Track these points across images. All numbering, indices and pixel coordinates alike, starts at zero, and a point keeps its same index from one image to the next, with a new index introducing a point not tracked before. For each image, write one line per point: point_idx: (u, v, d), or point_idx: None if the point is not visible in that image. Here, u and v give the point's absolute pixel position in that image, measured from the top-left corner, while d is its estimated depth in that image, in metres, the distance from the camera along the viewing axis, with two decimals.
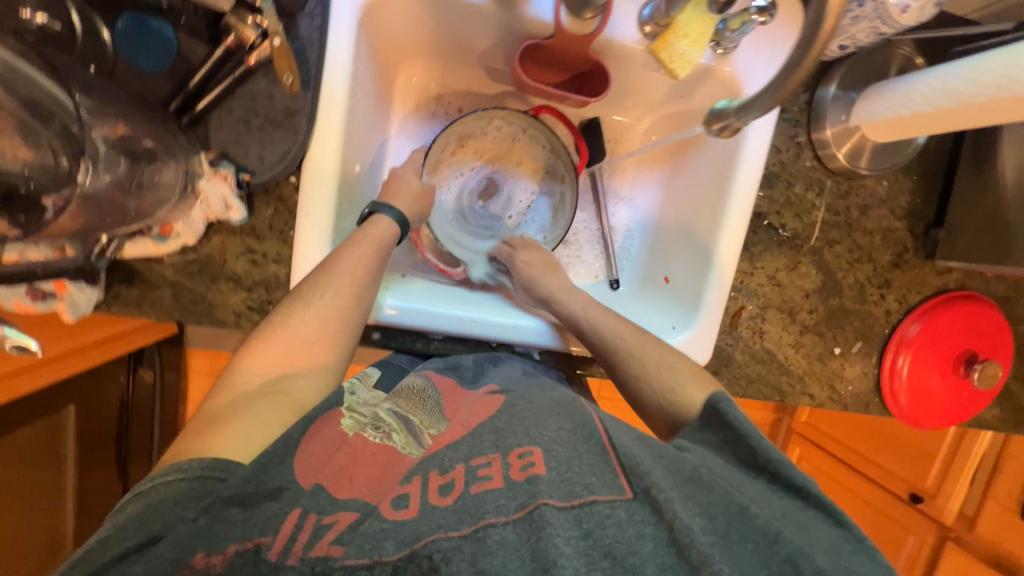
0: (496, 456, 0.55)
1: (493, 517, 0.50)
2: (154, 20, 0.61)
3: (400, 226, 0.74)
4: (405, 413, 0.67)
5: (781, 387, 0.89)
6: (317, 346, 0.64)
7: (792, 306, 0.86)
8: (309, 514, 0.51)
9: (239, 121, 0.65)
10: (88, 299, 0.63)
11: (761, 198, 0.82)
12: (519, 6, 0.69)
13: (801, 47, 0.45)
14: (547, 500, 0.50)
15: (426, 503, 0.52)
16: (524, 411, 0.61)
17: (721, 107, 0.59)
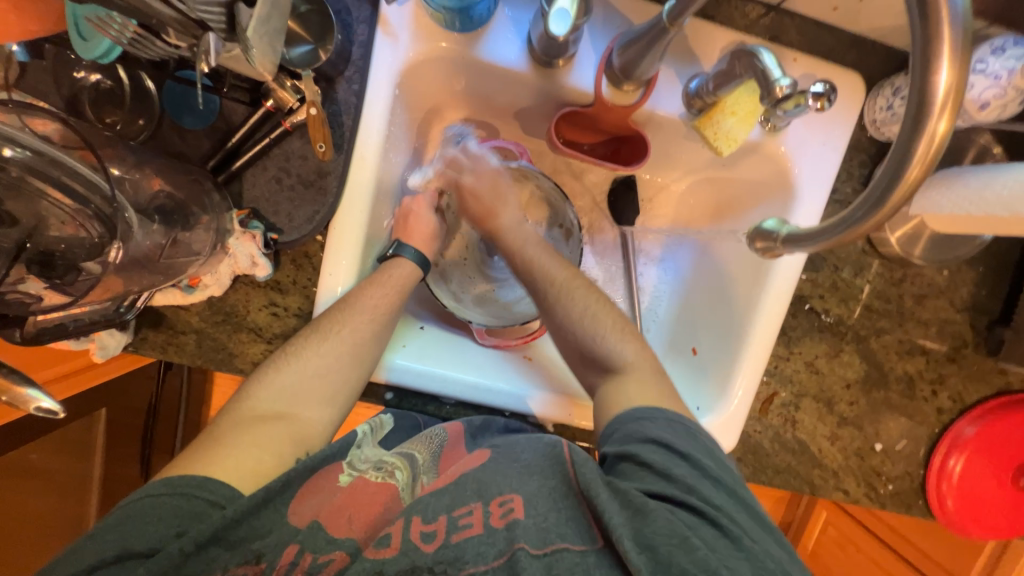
0: (477, 505, 0.54)
1: (472, 569, 0.49)
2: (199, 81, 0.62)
3: (422, 268, 0.74)
4: (409, 449, 0.65)
5: (813, 479, 0.82)
6: (328, 377, 0.64)
7: (830, 396, 0.80)
8: (304, 552, 0.49)
9: (272, 179, 0.65)
10: (117, 343, 0.65)
11: (804, 281, 0.77)
12: (560, 75, 0.67)
13: (869, 203, 0.40)
14: (523, 546, 0.50)
15: (408, 542, 0.51)
16: (509, 470, 0.58)
17: (769, 227, 0.56)
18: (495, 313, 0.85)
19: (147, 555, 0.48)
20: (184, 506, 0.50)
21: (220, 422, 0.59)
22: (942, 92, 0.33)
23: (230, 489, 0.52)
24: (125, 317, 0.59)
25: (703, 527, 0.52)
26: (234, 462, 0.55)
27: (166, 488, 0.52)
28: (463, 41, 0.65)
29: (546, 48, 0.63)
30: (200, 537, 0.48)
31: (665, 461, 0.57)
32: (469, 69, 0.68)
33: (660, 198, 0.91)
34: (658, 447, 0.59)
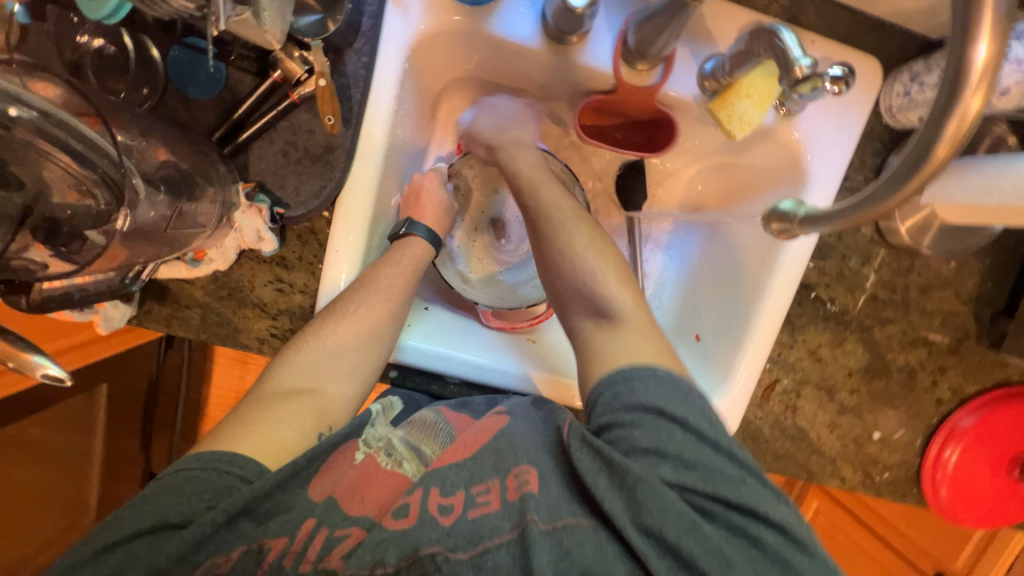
0: (495, 482, 0.54)
1: (489, 542, 0.50)
2: (205, 51, 0.60)
3: (434, 246, 0.74)
4: (416, 442, 0.63)
5: (810, 467, 0.83)
6: (346, 355, 0.64)
7: (831, 385, 0.81)
8: (320, 527, 0.51)
9: (279, 153, 0.64)
10: (120, 316, 0.65)
11: (811, 269, 0.77)
12: (573, 52, 0.65)
13: (893, 181, 0.40)
14: (535, 520, 0.50)
15: (424, 512, 0.52)
16: (525, 430, 0.59)
17: (786, 208, 0.56)
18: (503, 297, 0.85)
19: (180, 525, 0.49)
20: (213, 480, 0.51)
21: (244, 402, 0.59)
22: (979, 64, 0.34)
23: (258, 465, 0.53)
24: (128, 288, 0.59)
25: (711, 503, 0.52)
26: (260, 438, 0.55)
27: (195, 464, 0.52)
28: (476, 14, 0.63)
29: (560, 23, 0.61)
30: (231, 509, 0.49)
31: (664, 436, 0.55)
32: (480, 44, 0.67)
33: (668, 184, 0.91)
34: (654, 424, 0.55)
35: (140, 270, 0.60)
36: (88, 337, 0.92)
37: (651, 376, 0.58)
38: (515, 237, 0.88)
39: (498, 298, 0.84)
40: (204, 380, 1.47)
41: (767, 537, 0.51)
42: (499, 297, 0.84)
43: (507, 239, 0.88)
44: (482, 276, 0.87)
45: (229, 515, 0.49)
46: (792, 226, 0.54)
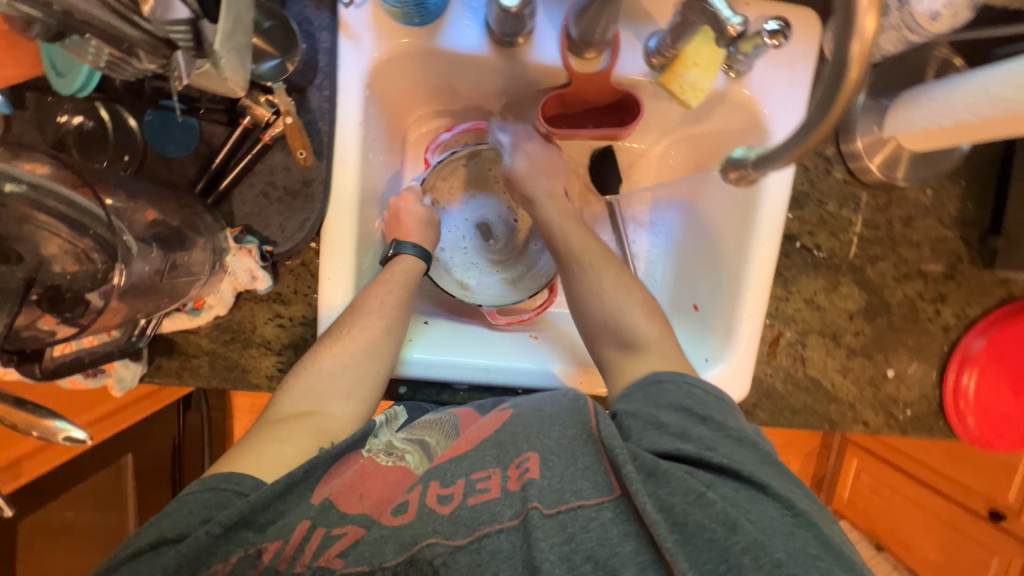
0: (496, 470, 0.56)
1: (488, 527, 0.51)
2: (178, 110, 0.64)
3: (425, 262, 0.76)
4: (419, 436, 0.68)
5: (830, 415, 0.83)
6: (344, 374, 0.66)
7: (835, 330, 0.81)
8: (317, 526, 0.53)
9: (260, 194, 0.67)
10: (133, 374, 0.67)
11: (791, 219, 0.78)
12: (522, 53, 0.68)
13: (824, 101, 0.41)
14: (537, 505, 0.51)
15: (424, 506, 0.54)
16: (529, 419, 0.61)
17: (738, 156, 0.57)
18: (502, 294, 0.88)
19: (177, 540, 0.51)
20: (210, 496, 0.53)
21: (253, 428, 0.62)
22: None
23: (254, 480, 0.55)
24: (138, 344, 0.63)
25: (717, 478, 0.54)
26: (258, 456, 0.58)
27: (196, 485, 0.55)
28: (424, 33, 0.66)
29: (501, 28, 0.64)
30: (227, 521, 0.51)
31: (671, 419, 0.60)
32: (434, 61, 0.70)
33: (641, 164, 0.94)
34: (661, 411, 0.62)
35: (144, 324, 0.63)
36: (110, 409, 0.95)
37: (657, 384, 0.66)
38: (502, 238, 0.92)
39: (499, 298, 0.87)
40: (226, 436, 1.48)
41: (775, 516, 0.51)
42: (499, 296, 0.87)
43: (495, 241, 0.91)
44: (478, 281, 0.90)
45: (226, 525, 0.51)
46: (746, 170, 0.55)
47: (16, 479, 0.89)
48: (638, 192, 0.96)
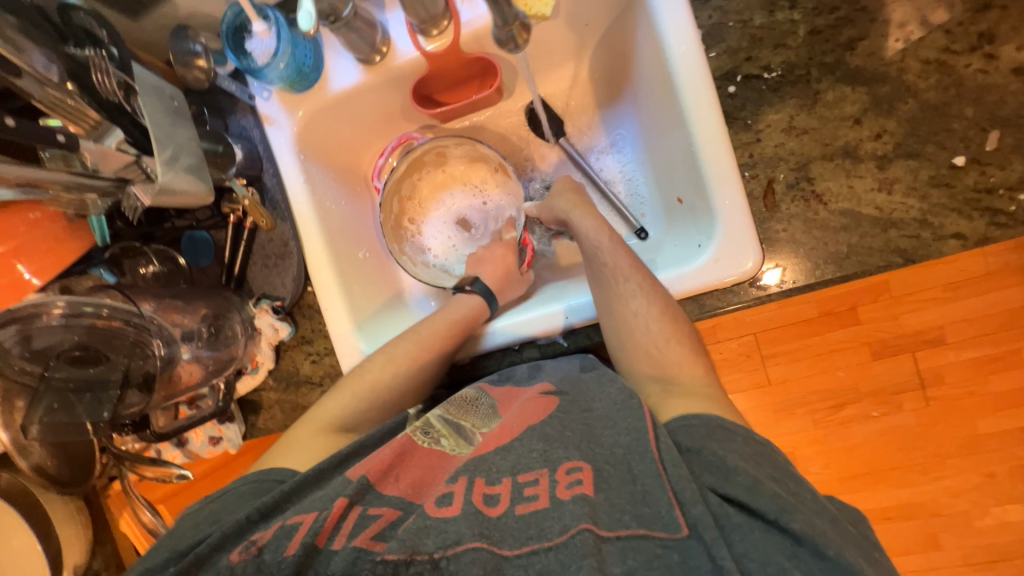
0: (544, 472, 0.55)
1: (536, 542, 0.49)
2: (197, 231, 0.84)
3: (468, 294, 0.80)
4: (455, 419, 0.67)
5: (899, 247, 0.65)
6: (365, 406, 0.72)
7: (848, 146, 0.65)
8: (355, 505, 0.54)
9: (262, 266, 0.85)
10: (235, 433, 0.87)
11: (717, 57, 0.68)
12: (389, 59, 0.77)
13: None
14: (590, 526, 0.48)
15: (469, 504, 0.53)
16: (578, 421, 0.60)
17: None
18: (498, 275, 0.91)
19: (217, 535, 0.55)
20: (255, 491, 0.60)
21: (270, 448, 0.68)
22: None
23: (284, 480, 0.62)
24: (224, 404, 0.81)
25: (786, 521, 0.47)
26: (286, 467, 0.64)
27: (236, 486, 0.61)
28: (317, 90, 0.79)
29: (361, 50, 0.75)
30: (263, 508, 0.55)
31: (743, 469, 0.52)
32: (339, 107, 0.82)
33: (578, 96, 0.93)
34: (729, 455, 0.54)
35: (221, 386, 0.83)
36: None
37: (720, 428, 0.57)
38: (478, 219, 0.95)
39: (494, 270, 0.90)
40: None
41: None
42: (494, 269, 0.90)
43: (474, 225, 0.95)
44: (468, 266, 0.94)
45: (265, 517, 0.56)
46: None
47: None
48: (588, 122, 0.95)
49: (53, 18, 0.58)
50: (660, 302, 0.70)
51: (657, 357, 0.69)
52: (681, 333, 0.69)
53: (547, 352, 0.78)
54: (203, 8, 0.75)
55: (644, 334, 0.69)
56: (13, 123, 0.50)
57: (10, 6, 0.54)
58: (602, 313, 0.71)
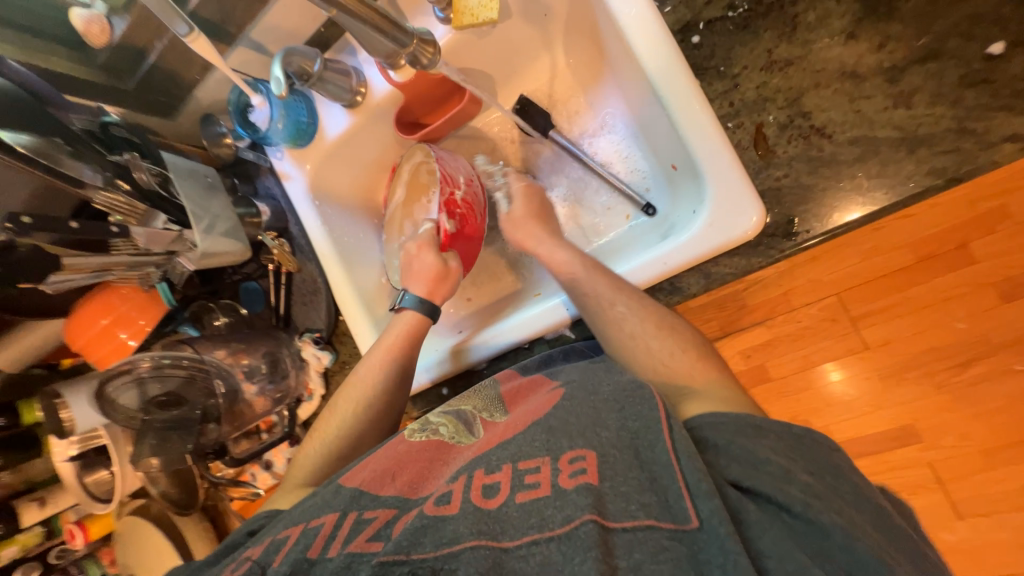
0: (546, 460, 0.48)
1: (536, 534, 0.43)
2: (247, 282, 0.96)
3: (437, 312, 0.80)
4: (455, 408, 0.66)
5: (936, 167, 0.55)
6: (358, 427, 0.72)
7: (846, 66, 0.57)
8: (350, 512, 0.51)
9: (302, 304, 0.96)
10: None
11: (676, 11, 0.64)
12: (369, 99, 0.84)
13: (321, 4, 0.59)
14: (593, 517, 0.41)
15: (467, 502, 0.47)
16: (585, 405, 0.53)
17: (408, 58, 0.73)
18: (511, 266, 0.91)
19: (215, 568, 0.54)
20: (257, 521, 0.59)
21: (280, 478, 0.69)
22: None
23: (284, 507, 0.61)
24: (290, 430, 0.94)
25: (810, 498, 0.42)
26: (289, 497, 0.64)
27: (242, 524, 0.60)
28: (317, 141, 0.88)
29: (343, 96, 0.82)
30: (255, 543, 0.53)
31: (774, 459, 0.46)
32: (339, 152, 0.89)
33: (559, 86, 0.92)
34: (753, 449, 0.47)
35: (285, 414, 0.96)
36: None
37: (749, 425, 0.49)
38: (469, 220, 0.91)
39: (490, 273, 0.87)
40: None
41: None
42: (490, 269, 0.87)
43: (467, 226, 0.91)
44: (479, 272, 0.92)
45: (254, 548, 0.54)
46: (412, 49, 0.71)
47: None
48: (575, 109, 0.92)
49: (99, 135, 0.70)
50: (655, 317, 0.64)
51: (666, 368, 0.61)
52: (688, 342, 0.62)
53: (556, 347, 0.77)
54: (219, 96, 0.88)
55: (644, 352, 0.62)
56: (78, 225, 0.64)
57: (62, 132, 0.64)
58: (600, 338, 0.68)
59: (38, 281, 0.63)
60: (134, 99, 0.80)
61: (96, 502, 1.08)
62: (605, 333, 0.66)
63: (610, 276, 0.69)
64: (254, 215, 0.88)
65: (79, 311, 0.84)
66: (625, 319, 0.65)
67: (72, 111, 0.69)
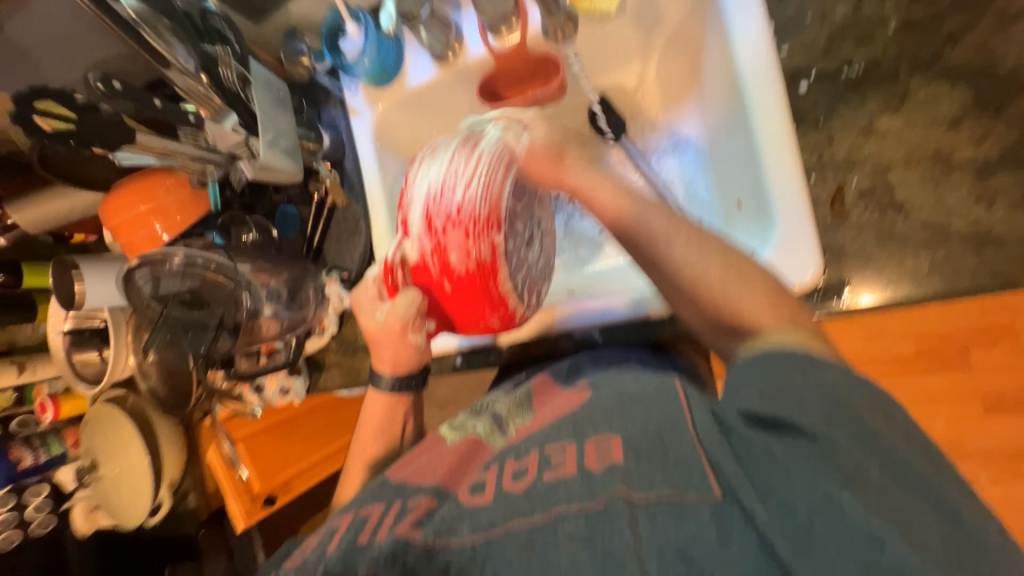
0: (571, 444, 0.51)
1: (565, 507, 0.45)
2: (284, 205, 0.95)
3: (402, 379, 0.71)
4: (495, 409, 0.69)
5: (998, 269, 0.57)
6: (371, 442, 0.72)
7: (940, 150, 0.59)
8: (394, 501, 0.54)
9: (337, 239, 0.95)
10: (300, 386, 0.97)
11: (792, 54, 0.65)
12: (461, 56, 0.83)
13: None
14: (623, 492, 0.44)
15: (500, 489, 0.50)
16: (611, 399, 0.56)
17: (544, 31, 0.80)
18: (522, 257, 0.62)
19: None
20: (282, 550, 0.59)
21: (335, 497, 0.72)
22: None
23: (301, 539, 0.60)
24: (292, 357, 0.91)
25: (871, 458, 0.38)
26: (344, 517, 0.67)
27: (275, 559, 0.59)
28: (396, 84, 0.87)
29: (437, 47, 0.83)
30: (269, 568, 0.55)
31: None
32: (413, 101, 0.88)
33: (642, 94, 0.92)
34: (787, 379, 0.42)
35: (293, 342, 0.93)
36: (328, 451, 1.32)
37: (805, 358, 0.43)
38: (450, 242, 0.58)
39: (519, 272, 0.61)
40: None
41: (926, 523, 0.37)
42: (521, 269, 0.61)
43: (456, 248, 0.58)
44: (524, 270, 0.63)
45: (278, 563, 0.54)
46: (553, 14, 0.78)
47: (291, 491, 1.27)
48: (651, 122, 0.93)
49: (196, 21, 0.69)
50: (721, 259, 0.53)
51: (732, 310, 0.51)
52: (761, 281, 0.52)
53: (582, 346, 0.78)
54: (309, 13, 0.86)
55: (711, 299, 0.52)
56: (160, 104, 0.65)
57: (166, 10, 0.64)
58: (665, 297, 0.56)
59: (109, 151, 0.64)
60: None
61: (82, 381, 1.07)
62: (658, 271, 0.55)
63: (662, 210, 0.56)
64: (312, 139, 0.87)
65: (116, 191, 0.83)
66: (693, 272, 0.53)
67: None
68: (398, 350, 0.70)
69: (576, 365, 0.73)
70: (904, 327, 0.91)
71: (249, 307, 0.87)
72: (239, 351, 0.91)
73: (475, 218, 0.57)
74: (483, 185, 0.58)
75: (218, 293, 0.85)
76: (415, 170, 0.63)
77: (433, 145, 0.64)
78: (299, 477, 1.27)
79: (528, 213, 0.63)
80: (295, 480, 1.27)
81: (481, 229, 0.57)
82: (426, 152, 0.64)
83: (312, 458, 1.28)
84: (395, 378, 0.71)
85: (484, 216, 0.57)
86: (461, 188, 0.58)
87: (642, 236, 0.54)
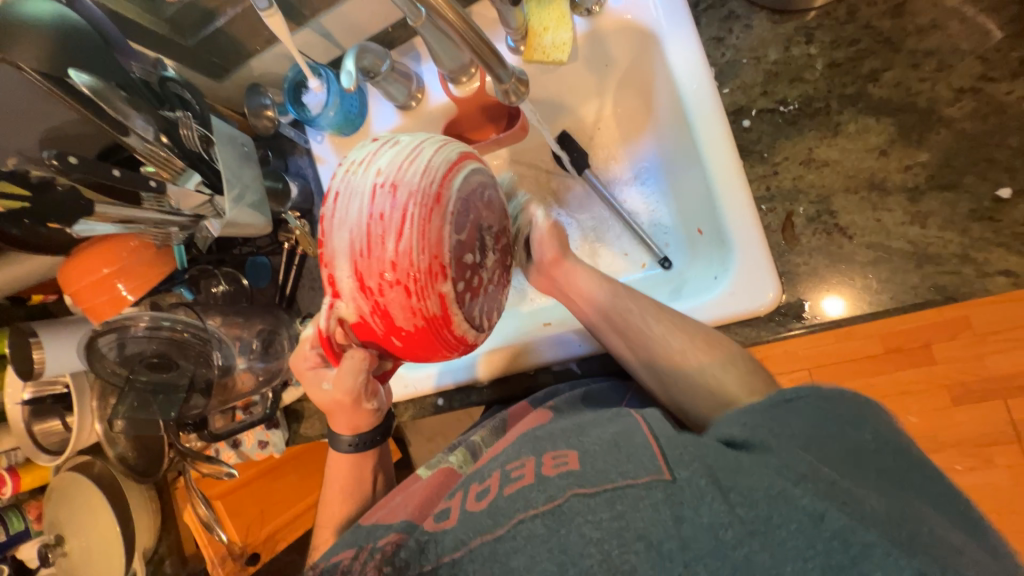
0: (530, 457, 0.51)
1: (524, 513, 0.44)
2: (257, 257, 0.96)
3: (368, 443, 0.71)
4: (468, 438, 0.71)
5: (937, 284, 0.61)
6: (345, 493, 0.71)
7: (875, 176, 0.64)
8: (365, 545, 0.53)
9: (311, 287, 0.94)
10: (280, 438, 0.94)
11: (732, 93, 0.70)
12: (424, 105, 0.86)
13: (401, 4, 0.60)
14: (576, 490, 0.43)
15: (464, 510, 0.49)
16: (570, 421, 0.57)
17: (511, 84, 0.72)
18: (475, 291, 0.55)
19: None
20: None
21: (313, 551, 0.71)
22: None
23: None
24: (270, 412, 0.89)
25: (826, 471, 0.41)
26: None
27: None
28: (362, 133, 0.88)
29: (399, 98, 0.84)
30: None
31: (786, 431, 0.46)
32: None
33: (601, 130, 0.96)
34: (760, 425, 0.46)
35: (269, 395, 0.90)
36: (311, 502, 1.27)
37: (775, 406, 0.49)
38: (389, 302, 0.49)
39: (477, 308, 0.56)
40: None
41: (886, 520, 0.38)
42: (477, 305, 0.56)
43: (397, 307, 0.50)
44: (481, 301, 0.57)
45: None
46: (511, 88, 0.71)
47: (273, 548, 1.20)
48: (612, 155, 0.96)
49: (154, 87, 0.70)
50: (702, 334, 0.64)
51: (715, 380, 0.61)
52: (732, 350, 0.62)
53: (562, 379, 0.78)
54: (273, 70, 0.88)
55: (694, 369, 0.62)
56: (119, 173, 0.63)
57: (119, 77, 0.65)
58: (649, 370, 0.65)
59: (65, 224, 0.65)
60: (188, 56, 0.80)
61: (42, 452, 1.01)
62: (649, 355, 0.65)
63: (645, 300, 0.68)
64: (279, 190, 0.86)
65: (81, 253, 0.80)
66: (677, 349, 0.63)
67: (134, 60, 0.70)
68: (356, 420, 0.69)
69: (554, 393, 0.74)
70: (866, 334, 0.96)
71: (219, 362, 0.84)
72: (211, 407, 0.88)
73: (413, 270, 0.48)
74: (416, 231, 0.48)
75: (187, 356, 0.84)
76: (325, 216, 0.50)
77: (341, 180, 0.51)
78: (281, 532, 1.22)
79: (474, 234, 0.55)
80: (278, 537, 1.21)
81: (423, 283, 0.49)
82: (335, 192, 0.50)
83: (294, 509, 1.24)
84: (356, 438, 0.70)
85: (424, 267, 0.49)
86: (390, 240, 0.48)
87: (632, 320, 0.66)
